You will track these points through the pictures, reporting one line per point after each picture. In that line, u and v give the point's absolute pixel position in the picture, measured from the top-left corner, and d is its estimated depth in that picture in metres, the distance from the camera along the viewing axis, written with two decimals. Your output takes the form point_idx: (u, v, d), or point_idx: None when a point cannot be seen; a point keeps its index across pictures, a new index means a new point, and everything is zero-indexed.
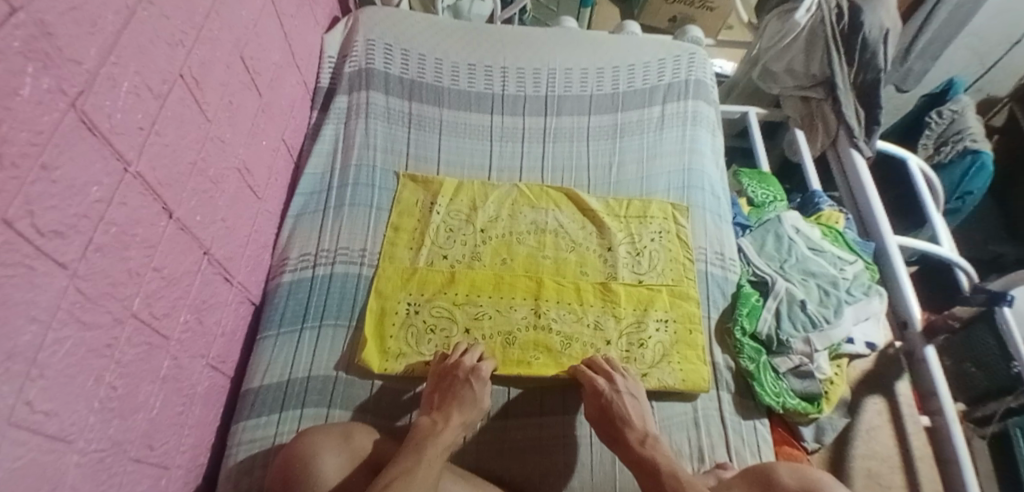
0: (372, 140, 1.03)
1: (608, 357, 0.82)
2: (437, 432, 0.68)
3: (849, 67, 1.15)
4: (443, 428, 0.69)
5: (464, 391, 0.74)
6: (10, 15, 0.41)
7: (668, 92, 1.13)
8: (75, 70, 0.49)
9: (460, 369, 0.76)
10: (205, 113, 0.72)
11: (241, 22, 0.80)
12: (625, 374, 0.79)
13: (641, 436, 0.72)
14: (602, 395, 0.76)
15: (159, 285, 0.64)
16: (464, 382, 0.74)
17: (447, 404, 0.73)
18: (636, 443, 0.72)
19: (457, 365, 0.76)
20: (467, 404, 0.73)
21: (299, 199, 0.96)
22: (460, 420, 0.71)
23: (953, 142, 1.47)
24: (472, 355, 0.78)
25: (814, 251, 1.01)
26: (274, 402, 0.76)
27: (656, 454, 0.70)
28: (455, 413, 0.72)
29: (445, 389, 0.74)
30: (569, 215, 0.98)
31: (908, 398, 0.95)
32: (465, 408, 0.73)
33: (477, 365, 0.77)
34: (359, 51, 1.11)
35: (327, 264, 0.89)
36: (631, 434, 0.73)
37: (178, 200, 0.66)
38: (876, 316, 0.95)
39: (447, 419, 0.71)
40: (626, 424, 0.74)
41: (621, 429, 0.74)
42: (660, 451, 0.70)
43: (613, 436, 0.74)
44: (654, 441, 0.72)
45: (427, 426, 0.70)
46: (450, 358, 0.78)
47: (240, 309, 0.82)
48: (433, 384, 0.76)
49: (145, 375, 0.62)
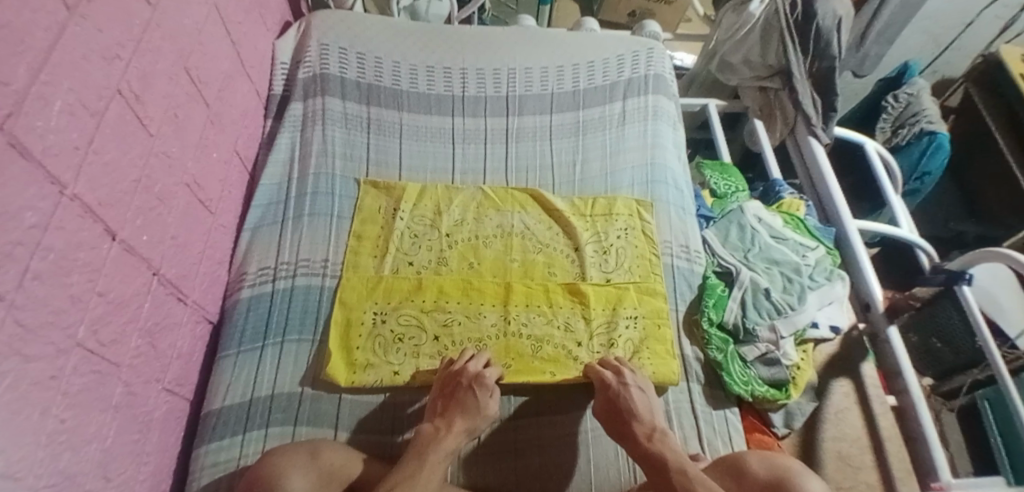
0: (331, 147, 1.00)
1: (619, 356, 0.83)
2: (439, 440, 0.68)
3: (804, 56, 1.17)
4: (446, 434, 0.69)
5: (466, 397, 0.73)
6: None
7: (628, 88, 1.13)
8: (4, 91, 0.46)
9: (464, 376, 0.75)
10: (147, 128, 0.69)
11: (183, 32, 0.77)
12: (633, 369, 0.80)
13: (649, 431, 0.73)
14: (611, 388, 0.76)
15: (105, 310, 0.61)
16: (467, 388, 0.74)
17: (450, 410, 0.72)
18: (643, 439, 0.72)
19: (462, 371, 0.76)
20: (470, 411, 0.73)
21: (257, 211, 0.93)
22: (463, 427, 0.71)
23: (910, 125, 1.51)
24: (478, 362, 0.78)
25: (776, 239, 1.02)
26: (237, 423, 0.74)
27: (665, 449, 0.70)
28: (457, 418, 0.71)
29: (448, 396, 0.74)
30: (535, 217, 0.98)
31: (873, 379, 0.97)
32: (468, 414, 0.72)
33: (481, 372, 0.76)
34: (313, 55, 1.09)
35: (288, 278, 0.86)
36: (638, 429, 0.73)
37: (122, 220, 0.64)
38: (840, 300, 0.97)
39: (451, 425, 0.70)
40: (632, 417, 0.74)
41: (628, 423, 0.74)
42: (668, 446, 0.70)
43: (619, 431, 0.74)
44: (662, 436, 0.72)
45: (429, 432, 0.70)
46: (455, 365, 0.77)
47: (196, 329, 0.80)
48: (440, 391, 0.75)
49: (95, 404, 0.59)
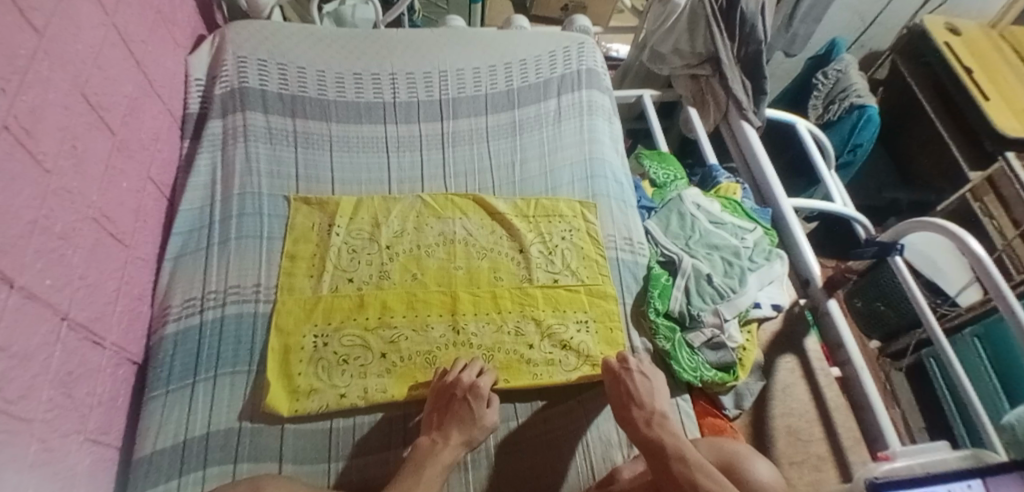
0: (255, 165, 0.95)
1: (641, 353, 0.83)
2: (435, 453, 0.69)
3: (730, 42, 1.19)
4: (443, 448, 0.69)
5: (462, 410, 0.72)
6: None
7: (562, 84, 1.13)
8: None
9: (458, 387, 0.74)
10: (42, 165, 0.63)
11: (77, 56, 0.71)
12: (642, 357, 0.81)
13: (648, 416, 0.73)
14: (613, 372, 0.78)
15: (10, 365, 0.56)
16: (461, 399, 0.73)
17: (446, 423, 0.72)
18: (642, 423, 0.73)
19: (455, 383, 0.75)
20: (466, 422, 0.72)
21: (178, 239, 0.88)
22: (460, 439, 0.71)
23: (840, 100, 1.58)
24: (471, 371, 0.77)
25: (715, 224, 1.04)
26: (171, 467, 0.70)
27: (664, 435, 0.70)
28: (454, 431, 0.71)
29: (443, 408, 0.74)
30: (477, 222, 0.96)
31: (816, 353, 1.01)
32: (464, 427, 0.72)
33: (475, 381, 0.76)
34: (229, 69, 1.04)
35: (216, 307, 0.82)
36: (637, 413, 0.74)
37: (19, 267, 0.58)
38: (779, 279, 0.99)
39: (447, 438, 0.70)
40: (633, 401, 0.75)
41: (628, 407, 0.75)
42: (667, 430, 0.71)
43: (621, 415, 0.75)
44: (661, 420, 0.73)
45: (426, 446, 0.70)
46: (449, 376, 0.76)
47: (118, 372, 0.75)
48: (437, 400, 0.75)
49: (10, 466, 0.54)
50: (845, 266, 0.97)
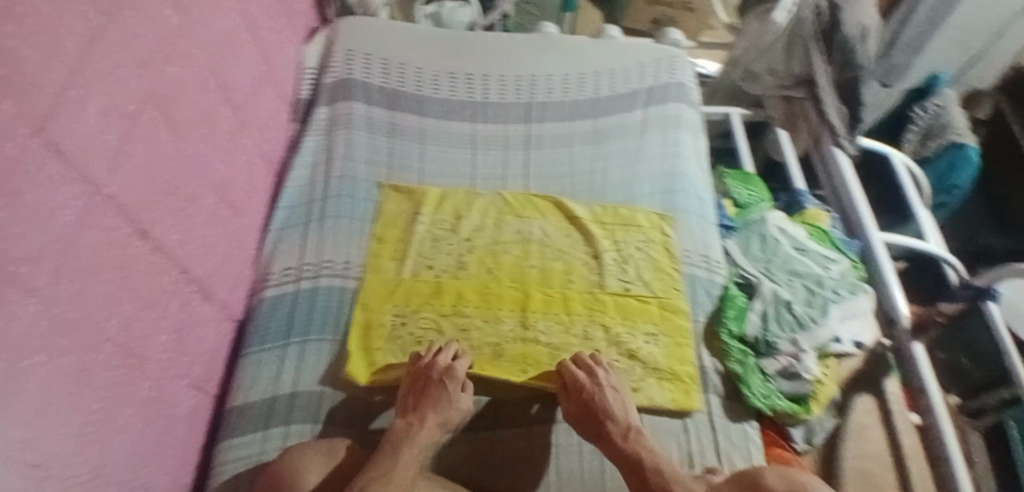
0: (354, 151, 1.02)
1: (595, 353, 0.81)
2: (412, 435, 0.68)
3: (829, 65, 1.15)
4: (419, 429, 0.69)
5: (437, 392, 0.73)
6: None
7: (650, 97, 1.13)
8: (39, 95, 0.48)
9: (434, 370, 0.75)
10: (179, 132, 0.70)
11: (213, 38, 0.79)
12: (609, 369, 0.79)
13: (625, 430, 0.72)
14: (584, 389, 0.75)
15: (135, 307, 0.62)
16: (437, 381, 0.74)
17: (422, 405, 0.72)
18: (619, 438, 0.71)
19: (431, 366, 0.75)
20: (441, 405, 0.72)
21: (282, 213, 0.95)
22: (435, 421, 0.70)
23: (937, 136, 1.50)
24: (447, 354, 0.77)
25: (799, 251, 1.00)
26: (260, 419, 0.75)
27: (640, 448, 0.70)
28: (429, 413, 0.71)
29: (419, 391, 0.74)
30: (555, 224, 0.98)
31: (897, 396, 0.96)
32: (440, 409, 0.72)
33: (452, 364, 0.76)
34: (338, 61, 1.11)
35: (311, 278, 0.88)
36: (613, 428, 0.73)
37: (153, 220, 0.65)
38: (863, 315, 0.94)
39: (423, 420, 0.70)
40: (607, 417, 0.74)
41: (604, 422, 0.73)
42: (643, 444, 0.70)
43: (597, 431, 0.74)
44: (638, 434, 0.72)
45: (401, 429, 0.69)
46: (425, 359, 0.76)
47: (222, 327, 0.82)
48: (409, 385, 0.75)
49: (123, 398, 0.61)
50: (934, 308, 0.91)
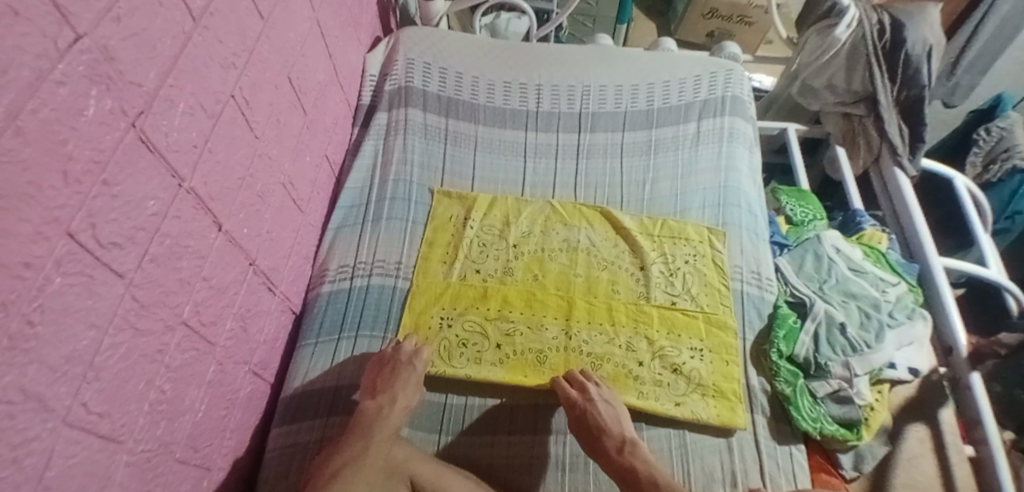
0: (410, 156, 1.05)
1: (585, 370, 0.82)
2: (382, 417, 0.73)
3: (891, 83, 1.13)
4: (389, 412, 0.74)
5: (405, 374, 0.77)
6: (74, 41, 0.44)
7: (704, 109, 1.12)
8: (135, 92, 0.52)
9: (402, 354, 0.79)
10: (254, 131, 0.74)
11: (288, 44, 0.83)
12: (599, 382, 0.80)
13: (620, 443, 0.74)
14: (576, 405, 0.76)
15: (208, 294, 0.66)
16: (407, 365, 0.78)
17: (390, 386, 0.76)
18: (614, 451, 0.74)
19: (398, 350, 0.80)
20: (408, 387, 0.77)
21: (340, 212, 1.00)
22: (403, 403, 0.75)
23: (1002, 160, 1.40)
24: (411, 341, 0.82)
25: (855, 272, 0.97)
26: (312, 407, 0.80)
27: (636, 462, 0.72)
28: (398, 395, 0.76)
29: (388, 374, 0.77)
30: (601, 233, 0.98)
31: (952, 427, 0.88)
32: (406, 391, 0.76)
33: (417, 350, 0.81)
34: (399, 69, 1.15)
35: (364, 276, 0.92)
36: (609, 442, 0.74)
37: (227, 213, 0.69)
38: (920, 341, 0.90)
39: (393, 401, 0.75)
40: (603, 432, 0.75)
41: (599, 438, 0.75)
42: (639, 456, 0.73)
43: (594, 446, 0.75)
44: (632, 446, 0.74)
45: (373, 410, 0.74)
46: (391, 348, 0.81)
47: (281, 318, 0.86)
48: (376, 368, 0.79)
49: (191, 379, 0.64)
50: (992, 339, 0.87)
